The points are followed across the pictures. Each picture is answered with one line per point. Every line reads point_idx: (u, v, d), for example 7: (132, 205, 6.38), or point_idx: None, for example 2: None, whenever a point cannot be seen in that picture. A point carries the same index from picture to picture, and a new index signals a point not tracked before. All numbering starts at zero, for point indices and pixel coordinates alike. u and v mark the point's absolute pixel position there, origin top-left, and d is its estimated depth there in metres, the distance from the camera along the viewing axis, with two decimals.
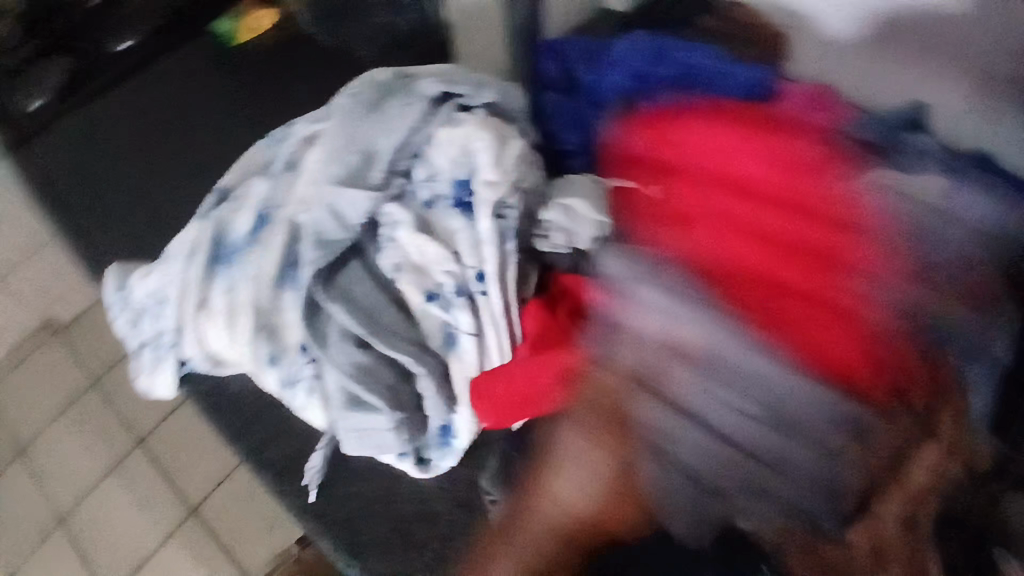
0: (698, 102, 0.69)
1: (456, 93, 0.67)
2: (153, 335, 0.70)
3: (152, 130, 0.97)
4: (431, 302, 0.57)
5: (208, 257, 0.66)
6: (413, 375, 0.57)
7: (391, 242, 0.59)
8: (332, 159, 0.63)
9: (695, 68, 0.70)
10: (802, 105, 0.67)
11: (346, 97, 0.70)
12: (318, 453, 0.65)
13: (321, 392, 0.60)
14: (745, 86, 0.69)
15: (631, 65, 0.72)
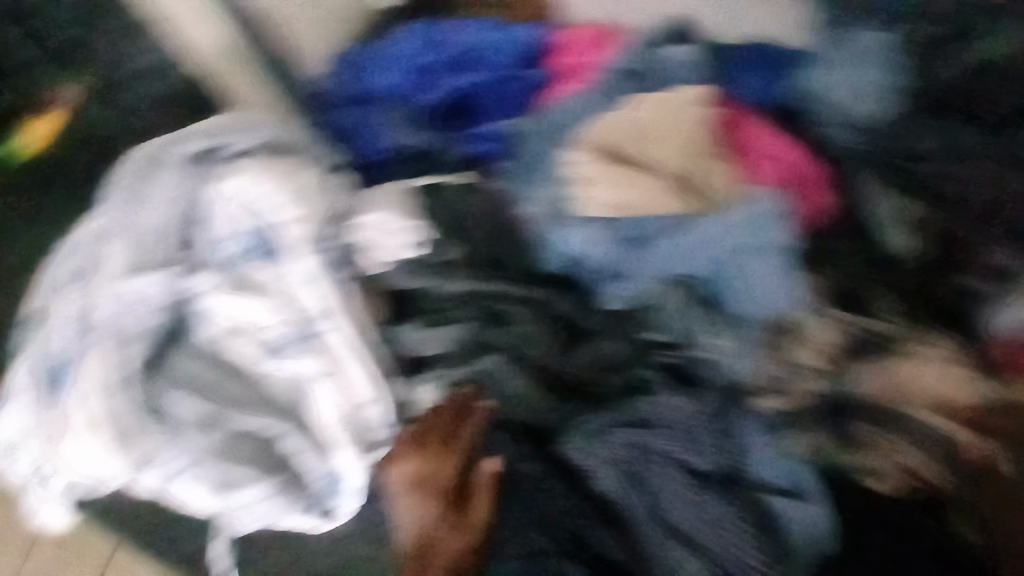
0: (478, 77, 0.76)
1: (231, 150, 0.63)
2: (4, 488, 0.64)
3: None
4: (274, 356, 0.57)
5: (24, 399, 0.60)
6: (274, 438, 0.57)
7: (212, 311, 0.58)
8: (115, 252, 0.58)
9: (471, 46, 0.77)
10: (579, 52, 0.78)
11: (108, 183, 0.64)
12: (217, 542, 0.60)
13: (174, 496, 0.54)
14: (510, 52, 0.77)
15: (404, 60, 0.76)
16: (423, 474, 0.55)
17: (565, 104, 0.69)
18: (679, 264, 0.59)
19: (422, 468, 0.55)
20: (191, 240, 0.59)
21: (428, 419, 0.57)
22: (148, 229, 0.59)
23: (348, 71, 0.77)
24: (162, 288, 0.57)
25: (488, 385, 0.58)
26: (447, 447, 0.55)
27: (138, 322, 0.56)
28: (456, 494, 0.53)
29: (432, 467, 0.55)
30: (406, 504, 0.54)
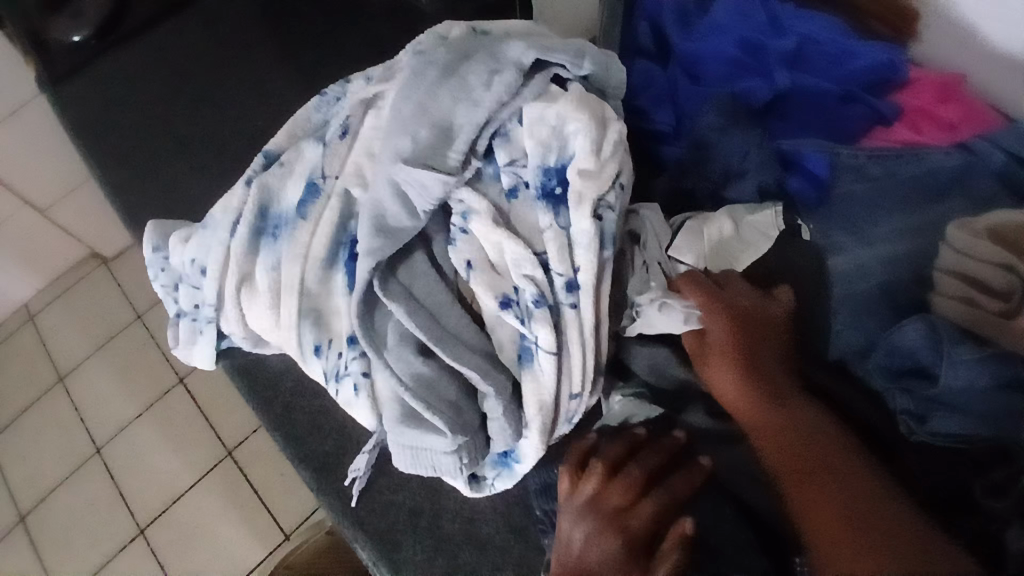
0: (804, 81, 0.63)
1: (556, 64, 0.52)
2: (193, 305, 0.64)
3: (204, 72, 0.93)
4: (505, 310, 0.50)
5: (253, 231, 0.58)
6: (477, 391, 0.51)
7: (464, 233, 0.52)
8: (399, 130, 0.51)
9: (809, 39, 0.63)
10: (928, 97, 0.59)
11: (415, 54, 0.57)
12: (362, 456, 0.57)
13: (372, 390, 0.52)
14: (869, 71, 0.61)
15: (739, 33, 0.66)
16: (616, 503, 0.48)
17: (914, 158, 0.55)
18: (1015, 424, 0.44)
19: (605, 499, 0.48)
20: (478, 150, 0.51)
21: (632, 446, 0.51)
22: (446, 118, 0.50)
23: (673, 22, 0.70)
24: (435, 191, 0.50)
25: (720, 443, 0.51)
26: (647, 487, 0.48)
27: (394, 215, 0.50)
28: (646, 543, 0.46)
29: (622, 498, 0.48)
30: (582, 527, 0.48)
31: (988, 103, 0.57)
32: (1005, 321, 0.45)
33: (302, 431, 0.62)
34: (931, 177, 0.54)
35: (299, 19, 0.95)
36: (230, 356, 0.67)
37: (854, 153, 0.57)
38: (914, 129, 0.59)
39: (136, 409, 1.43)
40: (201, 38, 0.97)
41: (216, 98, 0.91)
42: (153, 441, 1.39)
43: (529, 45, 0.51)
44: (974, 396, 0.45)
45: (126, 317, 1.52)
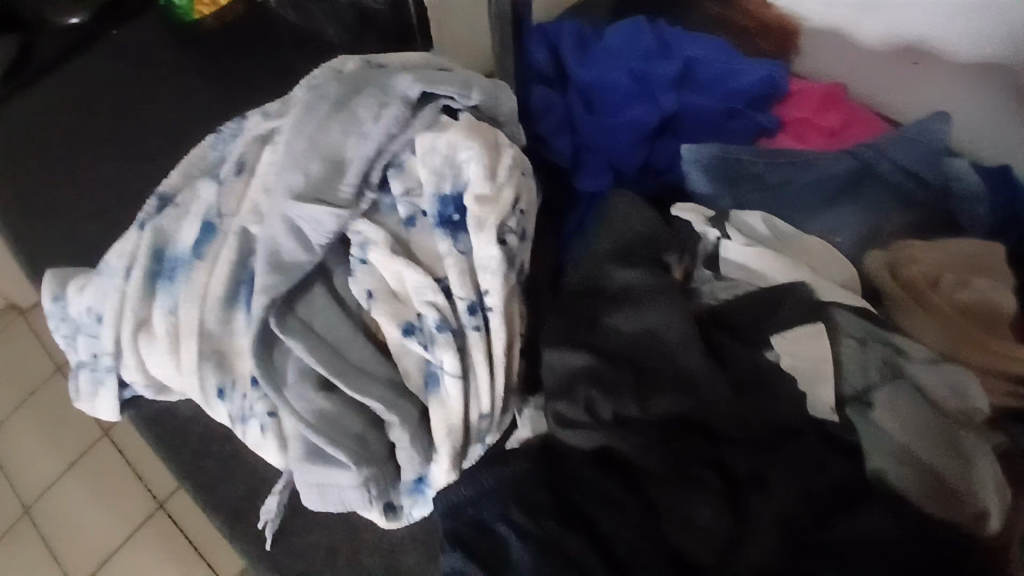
0: (691, 101, 0.68)
1: (446, 96, 0.54)
2: (91, 354, 0.61)
3: (107, 113, 0.90)
4: (409, 338, 0.50)
5: (148, 274, 0.57)
6: (382, 422, 0.51)
7: (363, 265, 0.51)
8: (291, 165, 0.51)
9: (695, 61, 0.70)
10: (810, 108, 0.70)
11: (308, 87, 0.57)
12: (274, 497, 0.57)
13: (278, 429, 0.52)
14: (749, 88, 0.69)
15: (628, 59, 0.71)
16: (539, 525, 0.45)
17: (806, 164, 0.60)
18: (952, 400, 0.46)
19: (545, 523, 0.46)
20: (372, 181, 0.52)
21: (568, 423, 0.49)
22: (338, 152, 0.51)
23: (570, 49, 0.73)
24: (329, 226, 0.50)
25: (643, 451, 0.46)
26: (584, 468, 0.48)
27: (289, 251, 0.50)
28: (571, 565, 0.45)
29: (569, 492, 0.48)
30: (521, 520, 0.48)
31: (853, 120, 0.69)
32: (918, 297, 0.50)
33: (213, 476, 0.61)
34: (823, 183, 0.58)
35: (205, 56, 0.94)
36: (136, 405, 0.65)
37: (755, 159, 0.60)
38: (798, 139, 0.68)
39: (59, 469, 1.35)
40: (101, 79, 0.94)
41: (120, 139, 0.88)
42: (80, 499, 1.32)
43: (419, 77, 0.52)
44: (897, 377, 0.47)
45: (46, 370, 1.43)
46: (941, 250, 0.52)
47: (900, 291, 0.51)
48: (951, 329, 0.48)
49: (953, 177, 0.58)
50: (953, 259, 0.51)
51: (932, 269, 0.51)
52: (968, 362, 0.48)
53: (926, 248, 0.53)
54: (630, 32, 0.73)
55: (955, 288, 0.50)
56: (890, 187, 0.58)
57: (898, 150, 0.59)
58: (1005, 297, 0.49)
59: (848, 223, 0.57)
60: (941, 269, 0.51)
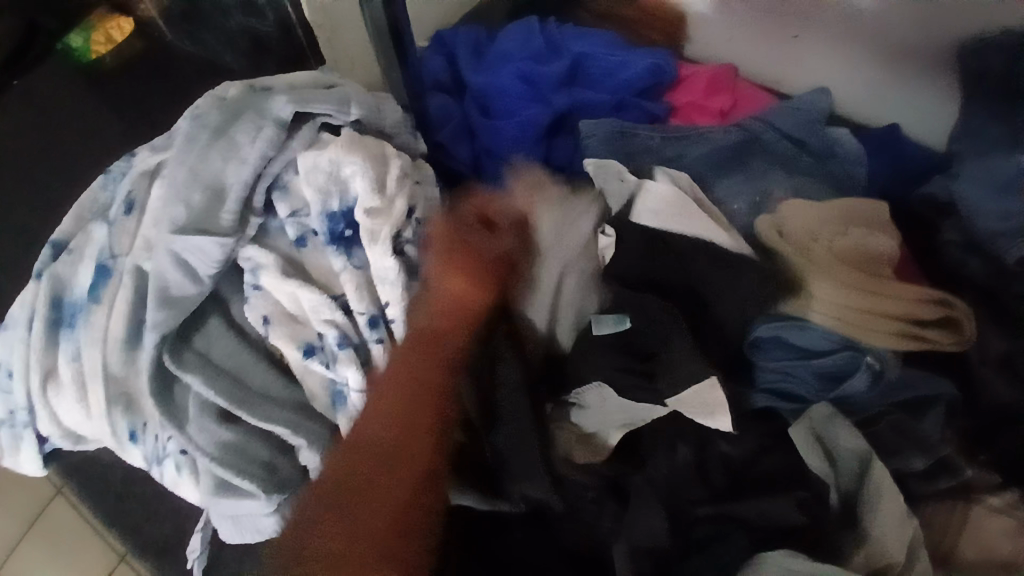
0: (582, 97, 0.70)
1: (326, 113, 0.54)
2: (4, 410, 0.60)
3: (9, 164, 0.88)
4: (309, 359, 0.50)
5: (50, 323, 0.57)
6: (292, 445, 0.52)
7: (257, 290, 0.51)
8: (172, 198, 0.51)
9: (583, 56, 0.72)
10: (699, 91, 0.72)
11: (190, 119, 0.57)
12: (195, 537, 0.56)
13: (190, 465, 0.52)
14: (637, 78, 0.71)
15: (519, 60, 0.73)
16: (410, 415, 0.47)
17: (701, 139, 0.64)
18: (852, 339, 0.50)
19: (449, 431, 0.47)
20: (255, 206, 0.52)
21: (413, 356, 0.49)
22: (217, 180, 0.51)
23: (465, 58, 0.75)
24: (214, 254, 0.50)
25: None
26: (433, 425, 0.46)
27: (177, 284, 0.50)
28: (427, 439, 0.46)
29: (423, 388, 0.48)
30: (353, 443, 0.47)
31: (741, 98, 0.72)
32: (805, 250, 0.52)
33: (142, 519, 0.61)
34: (717, 153, 0.63)
35: (108, 96, 0.93)
36: (57, 457, 0.64)
37: (654, 139, 0.65)
38: (689, 123, 0.71)
39: (16, 534, 1.26)
40: (1, 128, 0.92)
41: (24, 190, 0.86)
42: (42, 564, 1.23)
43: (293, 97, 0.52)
44: (799, 340, 0.50)
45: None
46: (817, 209, 0.55)
47: (783, 253, 0.52)
48: (842, 273, 0.50)
49: (807, 134, 0.65)
50: (825, 217, 0.54)
51: (806, 230, 0.53)
52: (857, 307, 0.49)
53: (800, 212, 0.55)
54: (521, 35, 0.75)
55: (841, 238, 0.53)
56: (772, 151, 0.63)
57: (774, 121, 0.65)
58: (878, 241, 0.53)
59: (740, 193, 0.60)
60: (816, 230, 0.53)
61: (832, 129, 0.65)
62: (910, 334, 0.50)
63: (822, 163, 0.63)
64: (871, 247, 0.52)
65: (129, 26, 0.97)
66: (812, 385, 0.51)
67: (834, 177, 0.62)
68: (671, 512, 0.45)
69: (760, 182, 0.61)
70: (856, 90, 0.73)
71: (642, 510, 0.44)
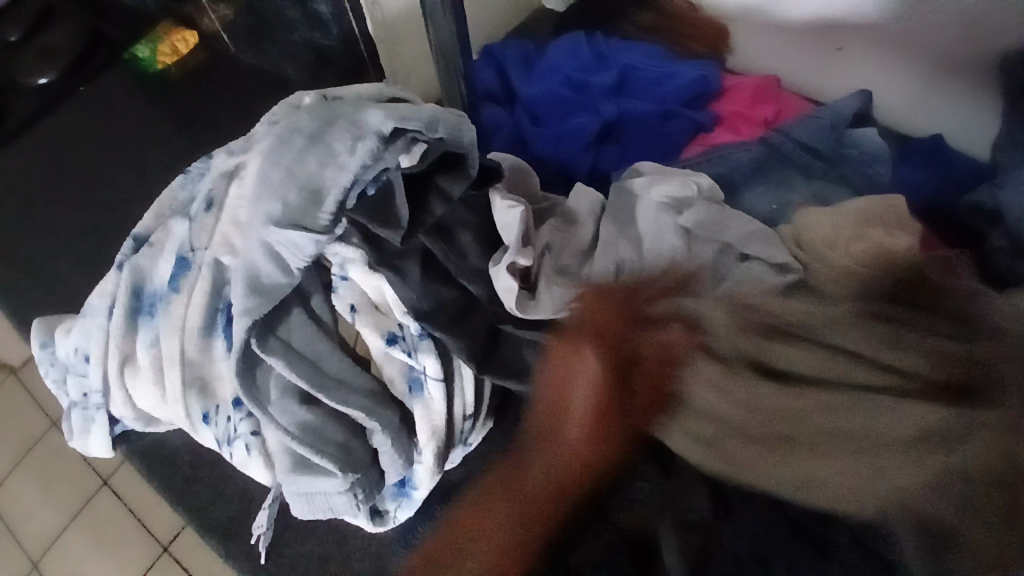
0: (630, 106, 0.73)
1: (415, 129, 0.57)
2: (81, 394, 0.64)
3: (81, 167, 0.94)
4: (392, 346, 0.54)
5: (128, 312, 0.61)
6: (366, 429, 0.55)
7: (345, 281, 0.56)
8: (269, 195, 0.54)
9: (630, 69, 0.76)
10: (743, 102, 0.74)
11: (270, 126, 0.62)
12: (263, 512, 0.59)
13: (262, 447, 0.55)
14: (683, 88, 0.74)
15: (567, 71, 0.76)
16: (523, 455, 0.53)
17: (720, 158, 0.68)
18: None
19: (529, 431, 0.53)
20: (349, 207, 0.54)
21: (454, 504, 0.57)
22: (315, 181, 0.54)
23: (516, 70, 0.79)
24: (307, 250, 0.53)
25: None
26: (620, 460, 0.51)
27: (268, 274, 0.53)
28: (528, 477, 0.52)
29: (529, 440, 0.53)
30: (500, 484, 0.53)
31: (786, 107, 0.74)
32: (822, 253, 0.55)
33: (205, 502, 0.65)
34: (735, 169, 0.65)
35: (174, 104, 0.98)
36: (127, 439, 0.68)
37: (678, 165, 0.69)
38: (733, 132, 0.72)
39: (60, 520, 1.21)
40: (74, 134, 0.97)
41: (95, 191, 0.91)
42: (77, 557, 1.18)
43: (390, 114, 0.56)
44: None
45: (34, 412, 1.29)
46: (835, 216, 0.57)
47: None
48: (863, 269, 0.52)
49: (843, 143, 0.67)
50: (850, 217, 0.57)
51: (827, 234, 0.56)
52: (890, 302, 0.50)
53: (819, 217, 0.58)
54: (570, 46, 0.78)
55: (858, 238, 0.55)
56: (793, 163, 0.65)
57: (798, 130, 0.68)
58: (897, 238, 0.54)
59: (759, 203, 0.62)
60: (835, 234, 0.56)
61: (861, 133, 0.66)
62: None
63: (837, 170, 0.64)
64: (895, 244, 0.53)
65: (193, 38, 1.03)
66: None
67: (856, 185, 0.63)
68: (715, 494, 0.51)
69: (797, 188, 0.63)
70: (898, 101, 0.74)
71: None
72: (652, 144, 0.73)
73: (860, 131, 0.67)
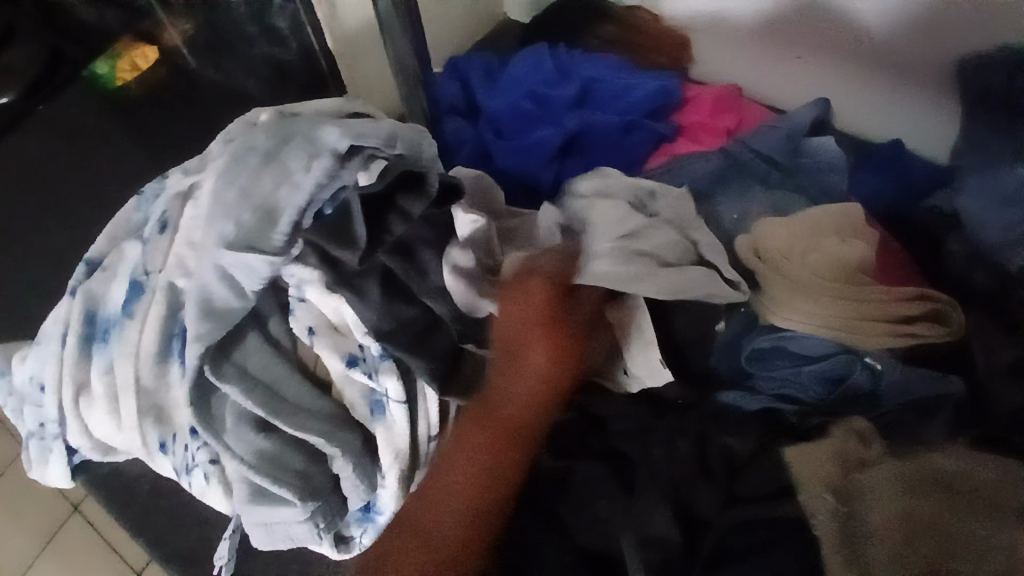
0: (592, 118, 0.72)
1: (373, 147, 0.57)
2: (35, 424, 0.62)
3: (37, 188, 0.92)
4: (353, 369, 0.53)
5: (81, 339, 0.59)
6: (326, 455, 0.54)
7: (301, 302, 0.54)
8: (222, 215, 0.53)
9: (592, 82, 0.76)
10: (704, 112, 0.75)
11: (226, 143, 0.61)
12: (224, 542, 0.58)
13: (221, 475, 0.54)
14: (643, 100, 0.74)
15: (529, 85, 0.76)
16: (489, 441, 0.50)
17: (679, 170, 0.67)
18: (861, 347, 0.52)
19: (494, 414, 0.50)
20: (305, 228, 0.54)
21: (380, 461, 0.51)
22: (269, 201, 0.54)
23: (479, 83, 0.79)
24: (262, 272, 0.52)
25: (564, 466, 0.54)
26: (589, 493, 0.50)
27: (221, 298, 0.52)
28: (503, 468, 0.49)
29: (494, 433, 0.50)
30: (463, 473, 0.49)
31: (748, 116, 0.75)
32: (779, 262, 0.55)
33: (166, 531, 0.63)
34: (695, 181, 0.65)
35: (134, 122, 0.96)
36: (84, 469, 0.66)
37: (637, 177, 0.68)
38: (695, 142, 0.73)
39: (25, 550, 1.16)
40: None
41: (54, 213, 0.89)
42: None
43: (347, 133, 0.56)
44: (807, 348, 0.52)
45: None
46: (796, 222, 0.57)
47: (763, 268, 0.55)
48: (818, 279, 0.53)
49: (802, 152, 0.68)
50: (807, 226, 0.57)
51: (784, 242, 0.56)
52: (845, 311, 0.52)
53: (778, 225, 0.57)
54: (532, 59, 0.77)
55: (814, 247, 0.55)
56: (750, 173, 0.65)
57: (755, 140, 0.68)
58: (851, 246, 0.55)
59: (718, 213, 0.62)
60: (792, 243, 0.56)
61: (816, 142, 0.67)
62: (895, 332, 0.52)
63: (793, 181, 0.65)
64: (847, 252, 0.54)
65: (154, 54, 1.00)
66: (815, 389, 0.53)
67: (814, 195, 0.64)
68: (681, 511, 0.49)
69: (756, 197, 0.63)
70: (857, 108, 0.75)
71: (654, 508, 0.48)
72: (611, 157, 0.72)
73: (818, 140, 0.68)
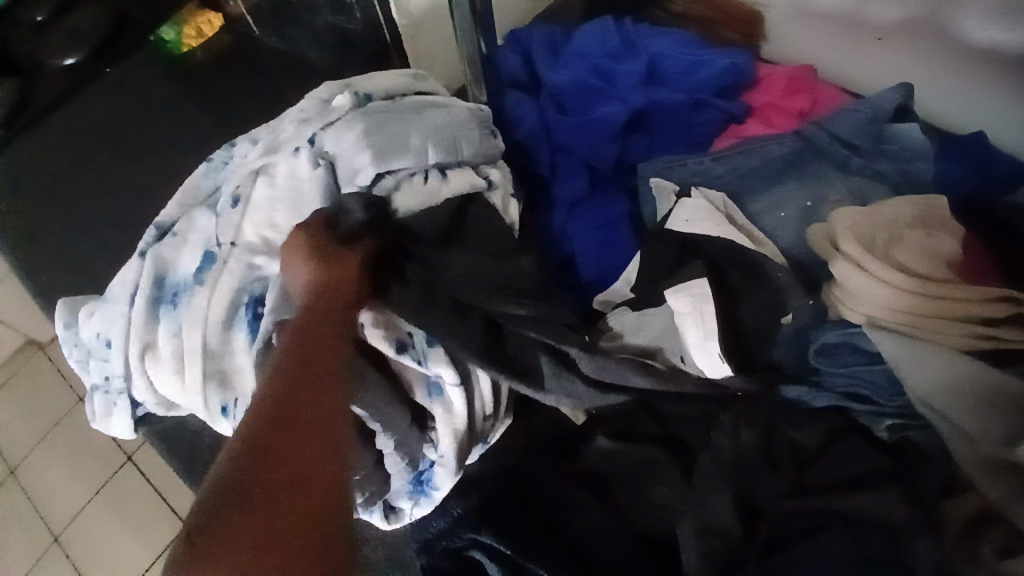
0: (659, 96, 0.71)
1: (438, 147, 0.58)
2: (103, 378, 0.65)
3: (105, 148, 0.94)
4: (403, 355, 0.50)
5: (151, 301, 0.61)
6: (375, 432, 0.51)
7: None
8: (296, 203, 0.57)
9: (659, 58, 0.73)
10: (777, 91, 0.72)
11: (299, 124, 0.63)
12: None
13: None
14: (715, 78, 0.71)
15: (595, 59, 0.74)
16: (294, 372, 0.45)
17: (751, 151, 0.65)
18: None
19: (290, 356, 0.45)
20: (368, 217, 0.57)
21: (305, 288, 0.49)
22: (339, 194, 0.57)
23: (542, 55, 0.77)
24: None
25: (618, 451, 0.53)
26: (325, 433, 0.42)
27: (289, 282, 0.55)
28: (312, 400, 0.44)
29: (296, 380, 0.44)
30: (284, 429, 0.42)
31: (822, 98, 0.72)
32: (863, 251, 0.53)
33: None
34: (765, 164, 0.64)
35: (198, 86, 0.98)
36: (148, 422, 0.68)
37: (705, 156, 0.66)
38: (767, 123, 0.70)
39: (83, 495, 1.21)
40: (99, 115, 0.97)
41: (121, 173, 0.91)
42: (98, 534, 1.18)
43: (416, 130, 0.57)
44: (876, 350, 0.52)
45: (57, 388, 1.29)
46: (874, 215, 0.55)
47: (845, 256, 0.53)
48: (906, 272, 0.51)
49: (882, 138, 0.65)
50: (891, 218, 0.55)
51: (868, 232, 0.54)
52: (934, 313, 0.50)
53: (859, 215, 0.55)
54: (599, 33, 0.75)
55: (901, 240, 0.53)
56: (830, 157, 0.64)
57: (833, 122, 0.66)
58: (941, 242, 0.53)
59: (790, 200, 0.62)
60: (876, 232, 0.54)
61: (896, 128, 0.65)
62: (982, 335, 0.49)
63: (874, 166, 0.63)
64: (936, 248, 0.52)
65: (219, 21, 1.03)
66: (885, 389, 0.52)
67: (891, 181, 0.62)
68: (743, 500, 0.49)
69: (834, 182, 0.62)
70: (939, 93, 0.71)
71: (712, 495, 0.48)
72: (680, 135, 0.71)
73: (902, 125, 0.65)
